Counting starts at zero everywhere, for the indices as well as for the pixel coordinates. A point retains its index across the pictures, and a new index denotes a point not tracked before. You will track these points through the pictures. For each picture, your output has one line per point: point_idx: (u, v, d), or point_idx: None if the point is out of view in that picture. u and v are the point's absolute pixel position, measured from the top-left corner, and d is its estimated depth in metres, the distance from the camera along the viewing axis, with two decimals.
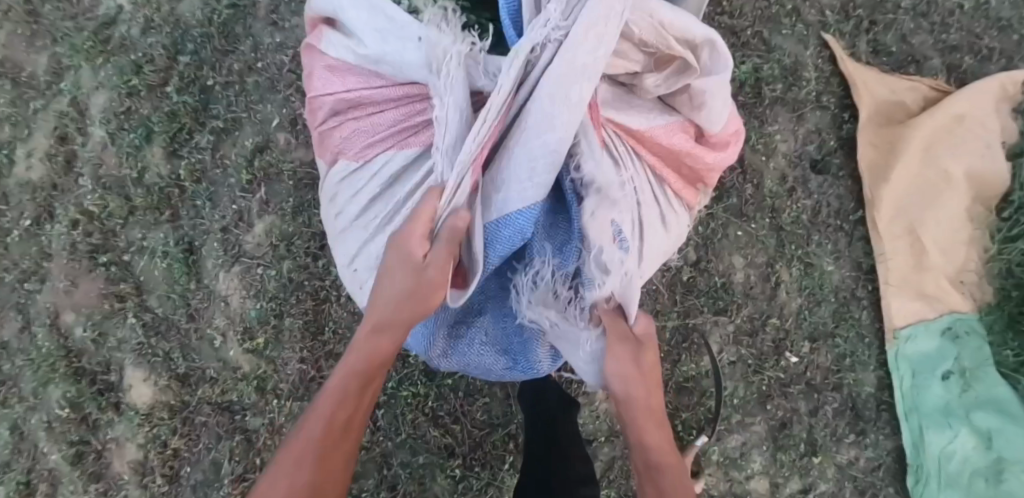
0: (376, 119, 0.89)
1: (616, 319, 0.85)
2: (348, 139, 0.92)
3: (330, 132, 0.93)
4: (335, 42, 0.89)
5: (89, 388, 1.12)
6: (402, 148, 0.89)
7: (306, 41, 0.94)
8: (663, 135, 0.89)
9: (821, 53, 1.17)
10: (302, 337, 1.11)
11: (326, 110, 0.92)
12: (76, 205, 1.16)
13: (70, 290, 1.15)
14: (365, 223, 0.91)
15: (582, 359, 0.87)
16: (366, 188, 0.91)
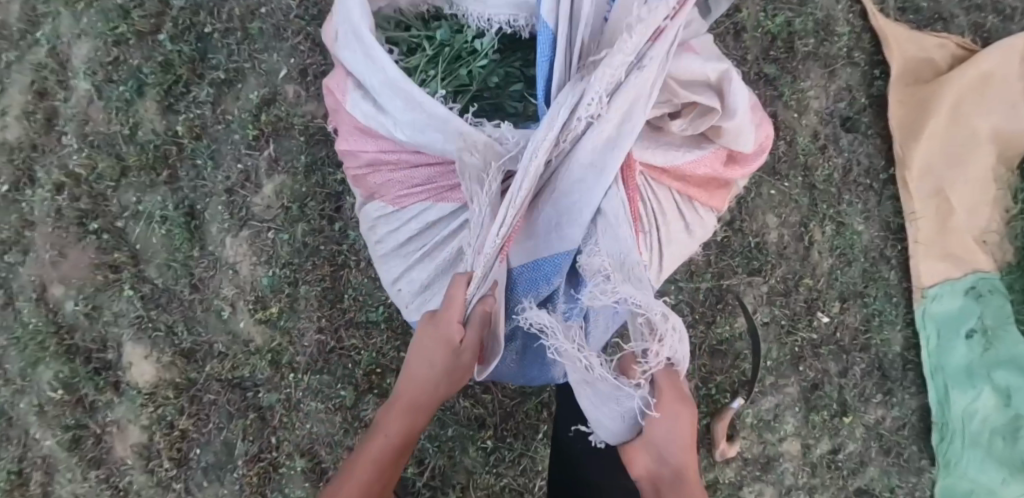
0: (411, 174, 0.83)
1: (666, 373, 0.64)
2: (381, 187, 0.86)
3: (362, 176, 0.87)
4: (358, 103, 0.81)
5: (83, 367, 1.03)
6: (441, 202, 0.83)
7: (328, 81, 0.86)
8: (690, 165, 0.80)
9: (852, 8, 1.15)
10: (319, 306, 1.03)
11: (358, 158, 0.86)
12: (60, 168, 1.05)
13: (57, 262, 1.05)
14: (406, 270, 0.88)
15: (609, 416, 0.65)
16: (403, 230, 0.87)
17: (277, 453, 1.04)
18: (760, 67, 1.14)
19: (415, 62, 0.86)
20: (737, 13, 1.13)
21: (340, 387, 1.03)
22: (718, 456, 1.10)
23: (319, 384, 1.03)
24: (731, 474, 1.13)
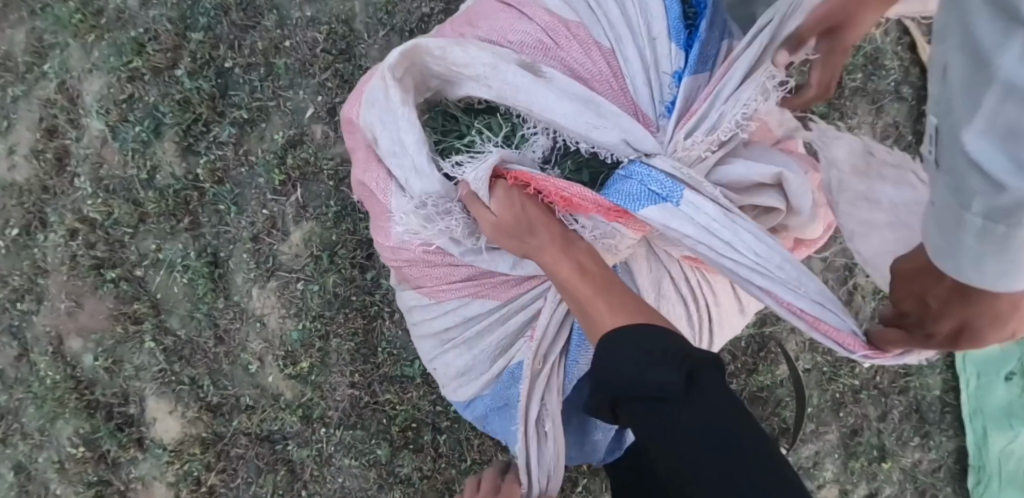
0: (454, 268, 0.75)
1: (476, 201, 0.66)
2: (420, 276, 0.78)
3: (399, 265, 0.79)
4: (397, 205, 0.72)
5: (105, 423, 0.98)
6: (485, 296, 0.75)
7: (355, 171, 0.78)
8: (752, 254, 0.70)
9: (901, 40, 1.10)
10: (351, 359, 0.99)
11: (392, 253, 0.78)
12: (74, 212, 1.00)
13: (74, 312, 1.00)
14: (445, 357, 0.79)
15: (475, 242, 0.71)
16: (443, 320, 0.78)
17: None
18: None
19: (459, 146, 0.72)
20: None
21: (375, 443, 1.00)
22: None
23: (352, 439, 1.00)
24: None
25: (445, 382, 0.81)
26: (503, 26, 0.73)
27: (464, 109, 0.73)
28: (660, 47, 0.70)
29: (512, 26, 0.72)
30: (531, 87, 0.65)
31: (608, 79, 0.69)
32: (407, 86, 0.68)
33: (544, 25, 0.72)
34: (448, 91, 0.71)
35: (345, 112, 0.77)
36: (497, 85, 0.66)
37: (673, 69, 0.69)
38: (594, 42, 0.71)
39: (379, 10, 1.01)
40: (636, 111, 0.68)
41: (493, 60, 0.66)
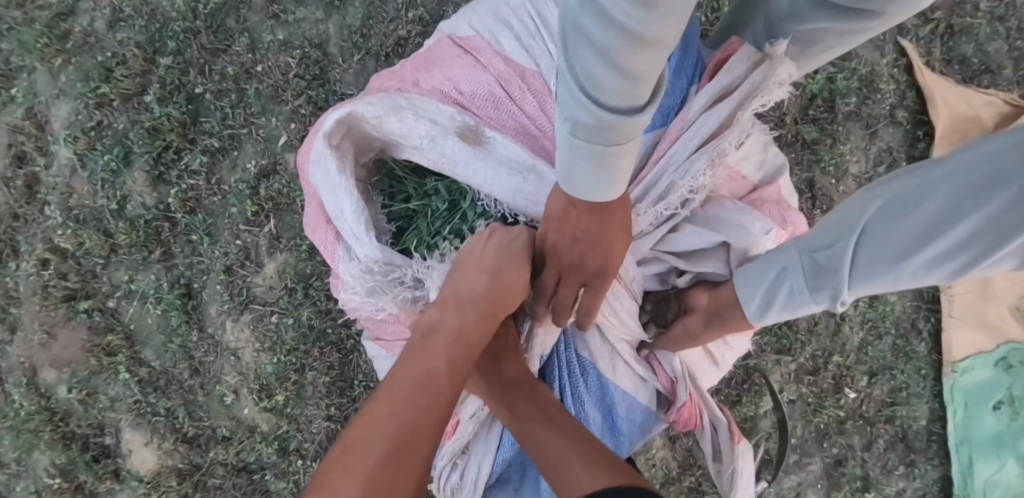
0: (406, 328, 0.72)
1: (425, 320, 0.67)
2: (376, 329, 0.75)
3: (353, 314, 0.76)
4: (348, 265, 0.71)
5: (81, 454, 0.98)
6: None
7: (308, 218, 0.76)
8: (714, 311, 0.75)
9: (897, 63, 1.08)
10: (327, 392, 0.98)
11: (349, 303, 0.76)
12: (44, 241, 0.98)
13: (47, 343, 0.98)
14: None
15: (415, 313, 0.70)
16: None
17: None
18: (797, 128, 1.06)
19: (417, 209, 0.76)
20: None
21: None
22: None
23: None
24: None
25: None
26: (456, 76, 0.72)
27: (412, 169, 0.77)
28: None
29: (467, 76, 0.72)
30: (471, 162, 0.68)
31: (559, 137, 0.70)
32: (344, 150, 0.71)
33: (498, 75, 0.71)
34: (392, 152, 0.74)
35: (301, 157, 0.75)
36: (435, 156, 0.69)
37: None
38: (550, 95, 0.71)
39: (354, 34, 0.97)
40: None
41: (432, 130, 0.69)
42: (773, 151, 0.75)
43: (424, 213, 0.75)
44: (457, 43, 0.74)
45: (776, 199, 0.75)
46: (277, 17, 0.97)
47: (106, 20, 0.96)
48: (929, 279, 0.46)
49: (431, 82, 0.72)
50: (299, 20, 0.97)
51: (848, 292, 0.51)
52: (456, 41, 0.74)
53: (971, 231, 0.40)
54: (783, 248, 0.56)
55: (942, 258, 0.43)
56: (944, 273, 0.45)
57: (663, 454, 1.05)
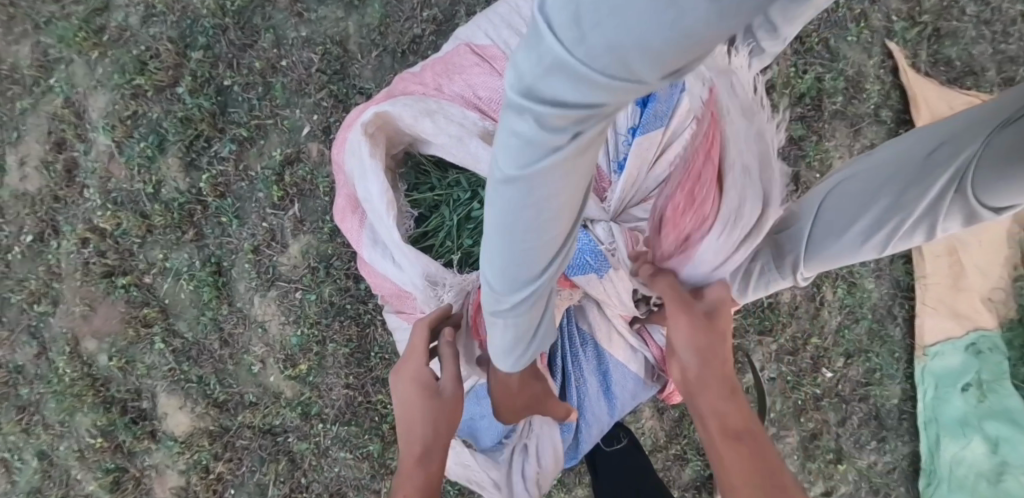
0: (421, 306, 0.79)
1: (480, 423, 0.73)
2: (400, 302, 0.82)
3: (380, 288, 0.83)
4: (374, 244, 0.80)
5: (120, 416, 1.07)
6: None
7: (341, 201, 0.83)
8: None
9: (883, 64, 1.15)
10: (346, 363, 1.07)
11: (376, 281, 0.84)
12: (84, 221, 1.06)
13: (88, 316, 1.07)
14: None
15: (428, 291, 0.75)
16: None
17: (309, 493, 1.09)
18: (786, 125, 1.13)
19: (446, 193, 0.84)
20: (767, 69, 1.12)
21: (367, 438, 1.08)
22: None
23: (347, 433, 1.08)
24: None
25: None
26: (475, 82, 0.80)
27: (435, 162, 0.85)
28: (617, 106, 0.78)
29: (485, 82, 0.79)
30: (490, 157, 0.74)
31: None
32: (376, 140, 0.77)
33: None
34: (418, 146, 0.81)
35: (338, 141, 0.82)
36: (460, 154, 0.75)
37: (628, 125, 0.77)
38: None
39: (372, 31, 1.04)
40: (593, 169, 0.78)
41: (458, 131, 0.75)
42: None
43: (447, 201, 0.84)
44: (475, 51, 0.82)
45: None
46: (301, 15, 1.04)
47: (140, 16, 1.04)
48: (860, 256, 0.56)
49: (452, 88, 0.80)
50: (320, 18, 1.04)
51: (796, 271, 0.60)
52: (474, 49, 0.83)
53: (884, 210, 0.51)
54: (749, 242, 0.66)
55: (864, 235, 0.53)
56: (868, 250, 0.54)
57: (651, 424, 1.14)
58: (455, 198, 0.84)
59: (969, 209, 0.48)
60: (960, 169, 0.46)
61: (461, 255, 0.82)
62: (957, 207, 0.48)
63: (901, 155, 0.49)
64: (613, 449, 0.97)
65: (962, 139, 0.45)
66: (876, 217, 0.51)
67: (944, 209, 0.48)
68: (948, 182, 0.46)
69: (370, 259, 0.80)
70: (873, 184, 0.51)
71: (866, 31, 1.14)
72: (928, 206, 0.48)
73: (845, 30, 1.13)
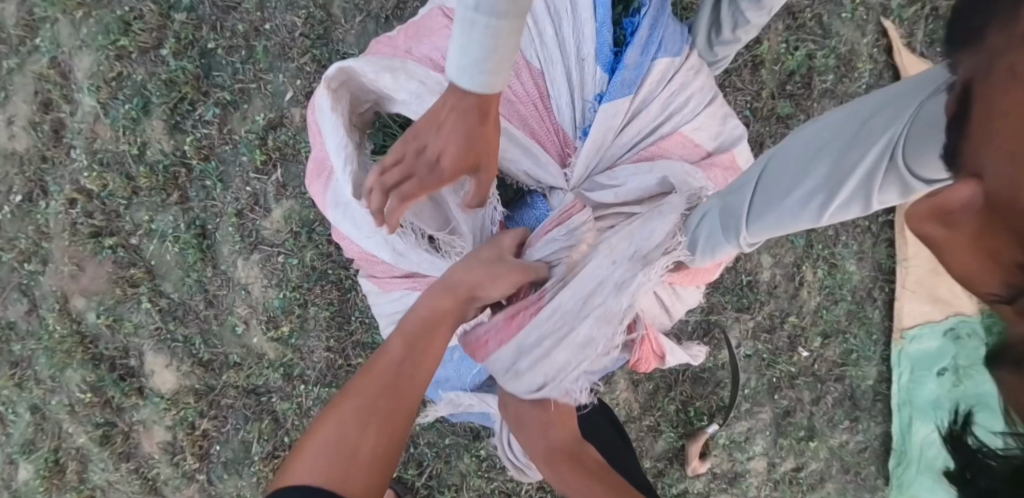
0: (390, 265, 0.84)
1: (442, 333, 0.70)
2: (373, 265, 0.87)
3: (353, 252, 0.87)
4: (339, 208, 0.82)
5: (109, 373, 1.10)
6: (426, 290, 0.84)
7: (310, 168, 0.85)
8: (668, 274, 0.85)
9: (877, 43, 1.13)
10: (328, 325, 1.10)
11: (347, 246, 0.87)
12: (71, 182, 1.07)
13: (76, 275, 1.09)
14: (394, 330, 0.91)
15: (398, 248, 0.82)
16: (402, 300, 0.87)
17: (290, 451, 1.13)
18: (774, 102, 1.12)
19: None
20: (758, 44, 1.11)
21: None
22: (689, 472, 1.18)
23: (328, 395, 1.12)
24: (700, 487, 1.21)
25: None
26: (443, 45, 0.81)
27: (402, 125, 0.87)
28: (587, 70, 0.83)
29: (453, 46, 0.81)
30: None
31: (534, 99, 0.84)
32: (340, 95, 0.79)
33: None
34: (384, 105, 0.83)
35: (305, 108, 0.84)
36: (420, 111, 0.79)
37: (595, 92, 0.83)
38: (525, 64, 0.84)
39: None
40: (558, 131, 0.85)
41: (420, 89, 0.79)
42: (732, 124, 0.87)
43: None
44: (445, 15, 0.82)
45: (729, 165, 0.85)
46: None
47: None
48: (800, 221, 0.63)
49: (421, 51, 0.81)
50: None
51: (746, 229, 0.68)
52: (447, 13, 0.82)
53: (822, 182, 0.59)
54: (707, 200, 0.74)
55: (807, 198, 0.61)
56: (810, 216, 0.62)
57: (626, 395, 1.17)
58: None
59: (900, 177, 0.56)
60: (888, 141, 0.54)
61: None
62: (889, 178, 0.56)
63: (843, 123, 0.57)
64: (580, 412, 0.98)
65: (893, 113, 0.54)
66: (820, 178, 0.59)
67: (878, 182, 0.56)
68: (881, 150, 0.54)
69: (334, 221, 0.83)
70: (817, 145, 0.59)
71: (861, 8, 1.11)
72: (862, 173, 0.56)
73: (840, 6, 1.11)
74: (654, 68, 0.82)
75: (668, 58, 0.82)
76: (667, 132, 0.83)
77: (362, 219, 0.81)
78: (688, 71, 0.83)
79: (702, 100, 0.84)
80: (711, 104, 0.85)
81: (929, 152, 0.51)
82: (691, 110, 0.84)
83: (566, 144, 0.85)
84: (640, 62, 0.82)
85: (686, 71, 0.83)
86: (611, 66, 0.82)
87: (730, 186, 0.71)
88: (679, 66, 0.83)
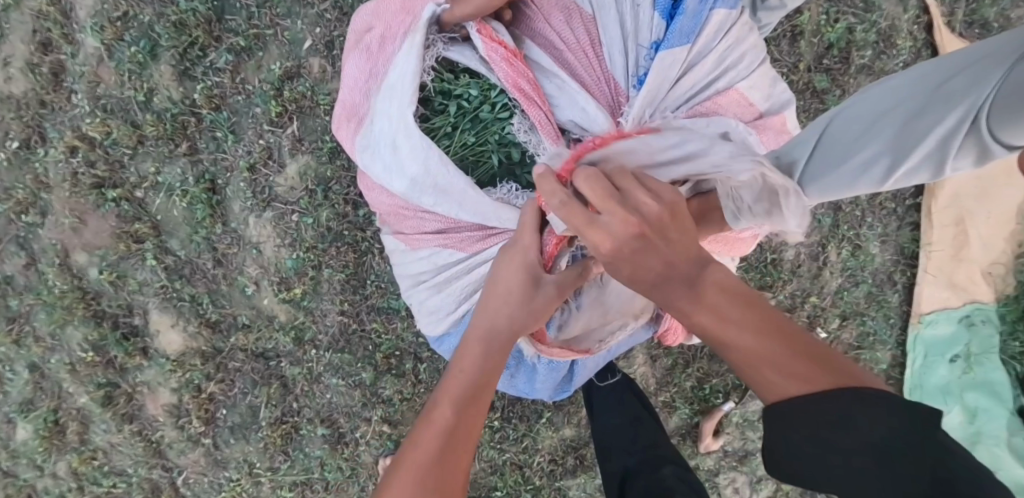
0: (420, 218, 0.84)
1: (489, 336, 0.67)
2: (401, 221, 0.87)
3: (383, 204, 0.88)
4: (375, 150, 0.82)
5: (112, 331, 1.06)
6: (453, 247, 0.84)
7: (347, 110, 0.86)
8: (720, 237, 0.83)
9: (918, 19, 1.09)
10: (342, 289, 1.07)
11: (378, 197, 0.88)
12: (72, 129, 1.01)
13: (78, 228, 1.04)
14: (413, 288, 0.91)
15: (429, 201, 0.80)
16: (428, 258, 0.87)
17: (299, 417, 1.10)
18: (809, 76, 1.09)
19: (453, 103, 0.82)
20: (798, 14, 1.07)
21: (361, 366, 1.09)
22: (701, 448, 1.18)
23: (340, 361, 1.09)
24: (710, 464, 1.21)
25: (419, 317, 0.92)
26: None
27: (447, 68, 0.83)
28: (642, 17, 0.80)
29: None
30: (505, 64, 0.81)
31: (583, 47, 0.80)
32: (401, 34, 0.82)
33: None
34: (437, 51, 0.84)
35: (357, 53, 0.86)
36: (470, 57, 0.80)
37: (652, 39, 0.80)
38: (577, 11, 0.81)
39: None
40: (609, 81, 0.80)
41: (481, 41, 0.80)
42: (780, 88, 0.85)
43: (457, 106, 0.82)
44: None
45: (780, 128, 0.84)
46: None
47: None
48: (862, 183, 0.61)
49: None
50: None
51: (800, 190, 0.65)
52: None
53: (891, 142, 0.56)
54: (759, 160, 0.70)
55: (872, 161, 0.58)
56: (873, 179, 0.60)
57: (643, 370, 1.16)
58: (465, 106, 0.82)
59: (981, 143, 0.52)
60: (972, 104, 0.50)
61: (463, 151, 0.82)
62: (967, 143, 0.53)
63: (925, 82, 0.55)
64: (607, 384, 1.01)
65: (981, 70, 0.50)
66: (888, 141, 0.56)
67: (955, 147, 0.53)
68: (961, 112, 0.51)
69: (370, 163, 0.83)
70: (889, 106, 0.57)
71: None
72: (939, 136, 0.53)
73: None
74: (713, 18, 0.78)
75: (725, 10, 0.79)
76: (722, 88, 0.80)
77: (396, 164, 0.80)
78: (744, 27, 0.82)
79: (754, 59, 0.82)
80: (763, 64, 0.83)
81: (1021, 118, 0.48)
82: (745, 68, 0.81)
83: (618, 95, 0.80)
84: (698, 11, 0.78)
85: (741, 26, 0.81)
86: (669, 13, 0.80)
87: (788, 145, 0.68)
88: (736, 21, 0.81)
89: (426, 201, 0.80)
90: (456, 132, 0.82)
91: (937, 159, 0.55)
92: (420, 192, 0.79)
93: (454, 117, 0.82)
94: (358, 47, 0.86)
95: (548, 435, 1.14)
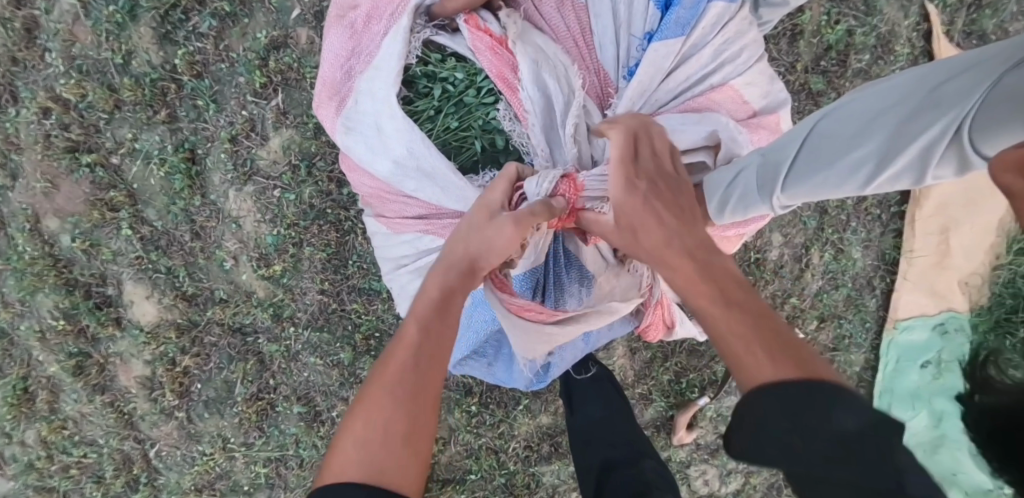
0: (402, 203, 0.83)
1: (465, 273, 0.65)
2: (383, 205, 0.86)
3: (365, 187, 0.86)
4: (359, 131, 0.80)
5: (84, 300, 1.03)
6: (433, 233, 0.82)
7: (327, 86, 0.83)
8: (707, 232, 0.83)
9: (918, 26, 1.08)
10: (323, 268, 1.06)
11: (360, 179, 0.86)
12: (45, 89, 0.97)
13: (49, 192, 1.00)
14: (393, 271, 0.90)
15: (413, 186, 0.78)
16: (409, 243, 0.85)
17: (275, 394, 1.09)
18: (806, 77, 1.08)
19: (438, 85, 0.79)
20: (799, 13, 1.05)
21: (339, 346, 1.08)
22: (674, 440, 1.19)
23: (319, 339, 1.08)
24: (682, 456, 1.23)
25: (399, 301, 0.91)
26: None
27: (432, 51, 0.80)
28: (637, 7, 0.78)
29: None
30: None
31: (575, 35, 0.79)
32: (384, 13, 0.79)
33: None
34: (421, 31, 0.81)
35: (340, 29, 0.83)
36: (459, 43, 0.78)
37: (645, 31, 0.78)
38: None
39: None
40: (599, 71, 0.79)
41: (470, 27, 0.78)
42: (778, 86, 0.83)
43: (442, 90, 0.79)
44: None
45: (775, 127, 0.82)
46: None
47: None
48: (846, 186, 0.60)
49: None
50: None
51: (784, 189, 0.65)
52: None
53: (879, 148, 0.56)
54: (746, 156, 0.70)
55: (856, 165, 0.58)
56: (855, 183, 0.59)
57: (622, 362, 1.17)
58: (450, 89, 0.79)
59: (960, 156, 0.52)
60: (958, 112, 0.50)
61: (446, 136, 0.79)
62: (948, 155, 0.53)
63: (916, 86, 0.54)
64: (584, 377, 1.02)
65: (971, 77, 0.49)
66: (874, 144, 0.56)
67: (936, 157, 0.53)
68: (947, 120, 0.50)
69: (352, 144, 0.81)
70: (876, 109, 0.56)
71: None
72: (922, 144, 0.53)
73: None
74: (710, 11, 0.77)
75: (724, 2, 0.77)
76: (716, 83, 0.79)
77: (381, 147, 0.78)
78: (743, 22, 0.80)
79: (753, 54, 0.81)
80: (760, 61, 0.82)
81: (1003, 130, 0.47)
82: (742, 64, 0.80)
83: (608, 85, 0.79)
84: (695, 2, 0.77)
85: (740, 21, 0.79)
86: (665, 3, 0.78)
87: (774, 143, 0.67)
88: (734, 15, 0.79)
89: (410, 186, 0.78)
90: (441, 116, 0.79)
91: (919, 168, 0.55)
92: (404, 176, 0.77)
93: (438, 100, 0.80)
94: (341, 23, 0.82)
95: (525, 422, 1.15)
